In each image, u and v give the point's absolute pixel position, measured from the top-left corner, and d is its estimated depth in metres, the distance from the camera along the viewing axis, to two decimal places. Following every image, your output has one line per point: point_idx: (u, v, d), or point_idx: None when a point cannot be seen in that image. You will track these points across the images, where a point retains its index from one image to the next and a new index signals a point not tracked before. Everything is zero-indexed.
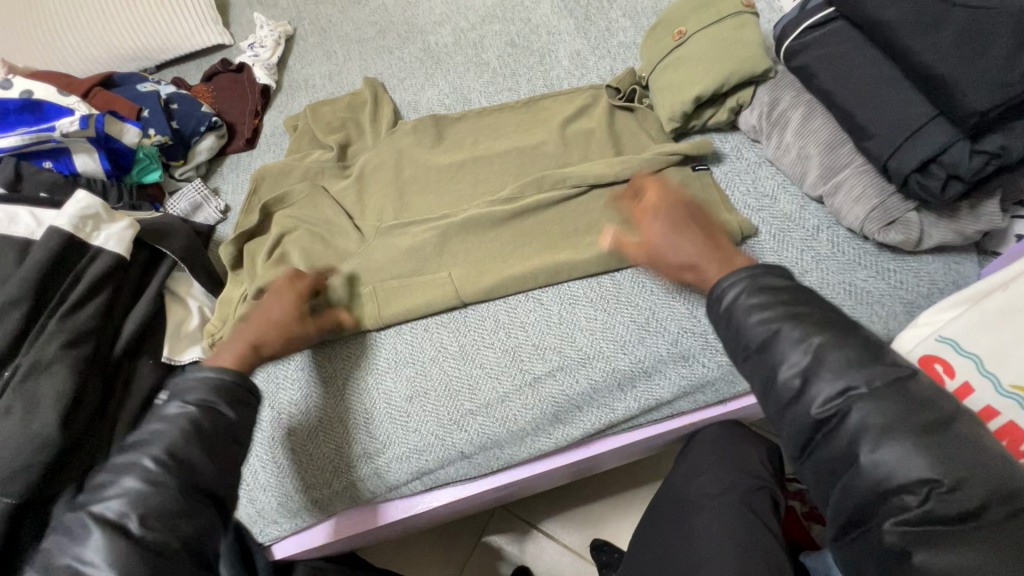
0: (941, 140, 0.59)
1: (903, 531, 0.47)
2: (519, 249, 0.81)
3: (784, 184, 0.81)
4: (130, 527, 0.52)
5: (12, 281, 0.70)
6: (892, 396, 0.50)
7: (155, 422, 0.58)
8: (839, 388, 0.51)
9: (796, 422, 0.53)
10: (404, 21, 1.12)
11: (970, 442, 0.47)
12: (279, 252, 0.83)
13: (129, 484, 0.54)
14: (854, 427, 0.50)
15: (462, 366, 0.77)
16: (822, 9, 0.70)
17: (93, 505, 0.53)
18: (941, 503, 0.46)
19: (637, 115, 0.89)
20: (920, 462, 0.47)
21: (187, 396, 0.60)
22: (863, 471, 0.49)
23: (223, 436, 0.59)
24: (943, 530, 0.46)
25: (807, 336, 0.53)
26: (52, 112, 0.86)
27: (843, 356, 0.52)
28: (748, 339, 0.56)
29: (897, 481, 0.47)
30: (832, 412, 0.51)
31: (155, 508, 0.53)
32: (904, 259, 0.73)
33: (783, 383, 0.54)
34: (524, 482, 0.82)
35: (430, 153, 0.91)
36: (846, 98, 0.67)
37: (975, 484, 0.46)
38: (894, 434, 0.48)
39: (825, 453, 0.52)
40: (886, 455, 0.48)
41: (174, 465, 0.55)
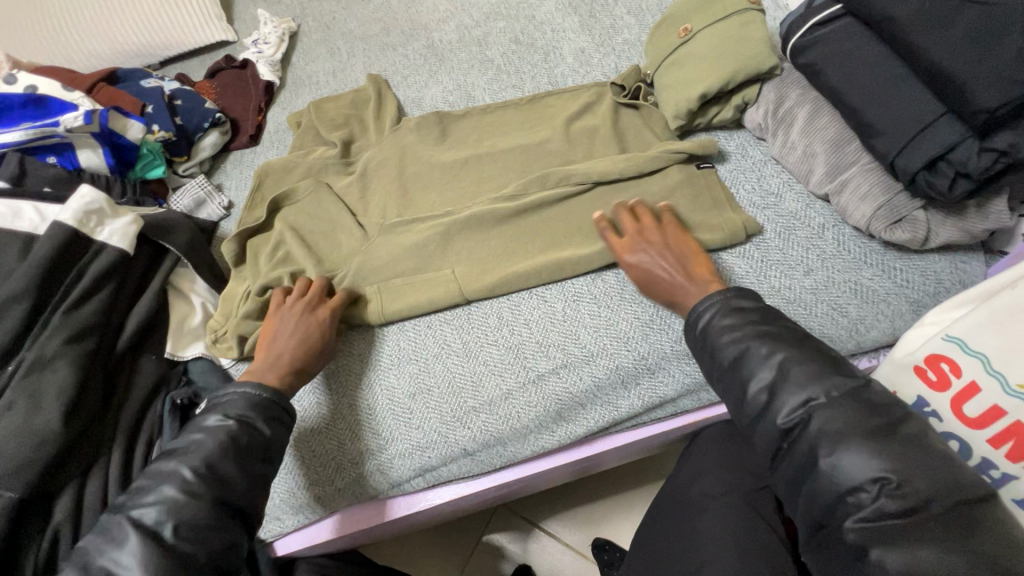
0: (951, 138, 0.59)
1: (862, 530, 0.50)
2: (523, 245, 0.81)
3: (790, 182, 0.81)
4: (166, 535, 0.53)
5: (15, 275, 0.69)
6: (846, 405, 0.54)
7: (193, 434, 0.59)
8: (801, 400, 0.56)
9: (765, 435, 0.58)
10: (408, 17, 1.12)
11: (917, 442, 0.51)
12: (283, 249, 0.83)
13: (169, 494, 0.55)
14: (814, 434, 0.54)
15: (465, 363, 0.77)
16: (829, 7, 0.69)
17: (132, 510, 0.54)
18: (892, 500, 0.50)
19: (642, 114, 0.88)
20: (873, 464, 0.51)
21: (226, 412, 0.61)
22: (822, 476, 0.53)
23: (257, 457, 0.60)
24: (898, 526, 0.49)
25: (773, 352, 0.59)
26: (56, 107, 0.85)
27: (805, 369, 0.57)
28: (722, 358, 0.62)
29: (852, 482, 0.51)
30: (794, 422, 0.56)
31: (190, 519, 0.54)
32: (910, 258, 0.73)
33: (751, 398, 0.59)
34: (527, 481, 0.81)
35: (434, 149, 0.90)
36: (855, 95, 0.67)
37: (922, 482, 0.50)
38: (848, 440, 0.52)
39: (790, 461, 0.56)
40: (844, 460, 0.52)
41: (209, 478, 0.56)
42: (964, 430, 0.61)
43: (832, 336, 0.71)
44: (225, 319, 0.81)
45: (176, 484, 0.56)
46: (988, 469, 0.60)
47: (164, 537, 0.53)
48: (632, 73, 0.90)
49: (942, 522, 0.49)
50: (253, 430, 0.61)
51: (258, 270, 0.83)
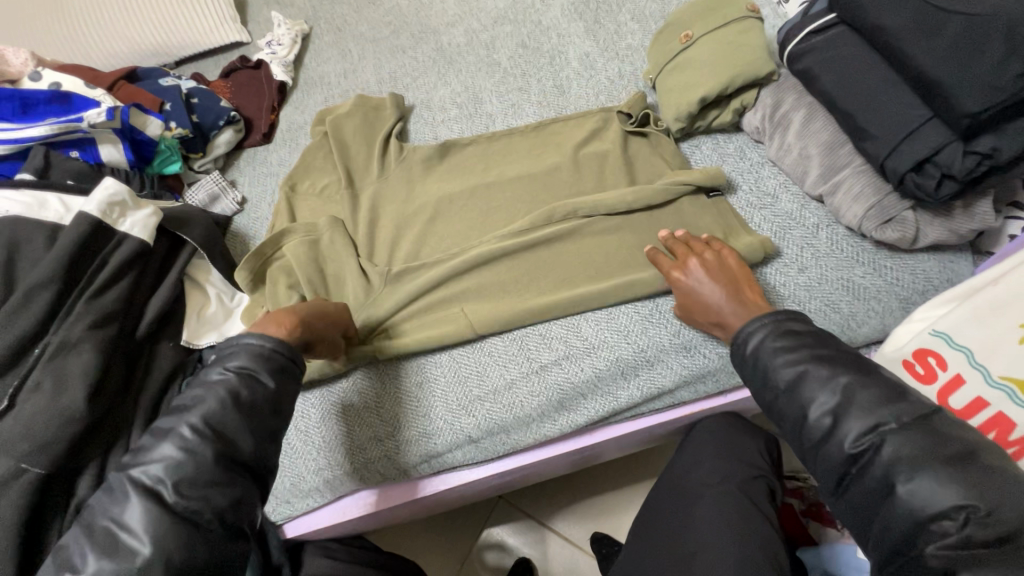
0: (936, 141, 0.62)
1: (948, 559, 0.47)
2: (534, 287, 0.82)
3: (786, 183, 0.84)
4: (164, 494, 0.53)
5: (42, 263, 0.72)
6: (922, 432, 0.52)
7: (195, 388, 0.59)
8: (870, 424, 0.53)
9: (830, 458, 0.56)
10: (418, 21, 1.15)
11: (1000, 472, 0.48)
12: (295, 246, 0.87)
13: (167, 451, 0.54)
14: (887, 461, 0.52)
15: (471, 353, 0.80)
16: (823, 16, 0.73)
17: (133, 468, 0.54)
18: (980, 528, 0.47)
19: (649, 141, 0.91)
20: (951, 489, 0.48)
21: (229, 362, 0.60)
22: (898, 503, 0.50)
23: (264, 409, 0.59)
24: (988, 555, 0.46)
25: (835, 375, 0.57)
26: (79, 104, 0.90)
27: (871, 394, 0.55)
28: (777, 380, 0.60)
29: (931, 508, 0.48)
30: (864, 447, 0.53)
31: (189, 477, 0.53)
32: (900, 258, 0.75)
33: (813, 422, 0.57)
34: (529, 470, 0.84)
35: (442, 183, 0.93)
36: (847, 100, 0.69)
37: (1010, 510, 0.46)
38: (927, 465, 0.50)
39: (860, 487, 0.53)
40: (921, 486, 0.49)
41: (211, 435, 0.55)
42: None
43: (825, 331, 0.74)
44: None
45: (176, 441, 0.55)
46: None
47: (166, 497, 0.52)
48: (638, 102, 0.92)
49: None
50: (257, 381, 0.60)
51: (276, 300, 0.84)
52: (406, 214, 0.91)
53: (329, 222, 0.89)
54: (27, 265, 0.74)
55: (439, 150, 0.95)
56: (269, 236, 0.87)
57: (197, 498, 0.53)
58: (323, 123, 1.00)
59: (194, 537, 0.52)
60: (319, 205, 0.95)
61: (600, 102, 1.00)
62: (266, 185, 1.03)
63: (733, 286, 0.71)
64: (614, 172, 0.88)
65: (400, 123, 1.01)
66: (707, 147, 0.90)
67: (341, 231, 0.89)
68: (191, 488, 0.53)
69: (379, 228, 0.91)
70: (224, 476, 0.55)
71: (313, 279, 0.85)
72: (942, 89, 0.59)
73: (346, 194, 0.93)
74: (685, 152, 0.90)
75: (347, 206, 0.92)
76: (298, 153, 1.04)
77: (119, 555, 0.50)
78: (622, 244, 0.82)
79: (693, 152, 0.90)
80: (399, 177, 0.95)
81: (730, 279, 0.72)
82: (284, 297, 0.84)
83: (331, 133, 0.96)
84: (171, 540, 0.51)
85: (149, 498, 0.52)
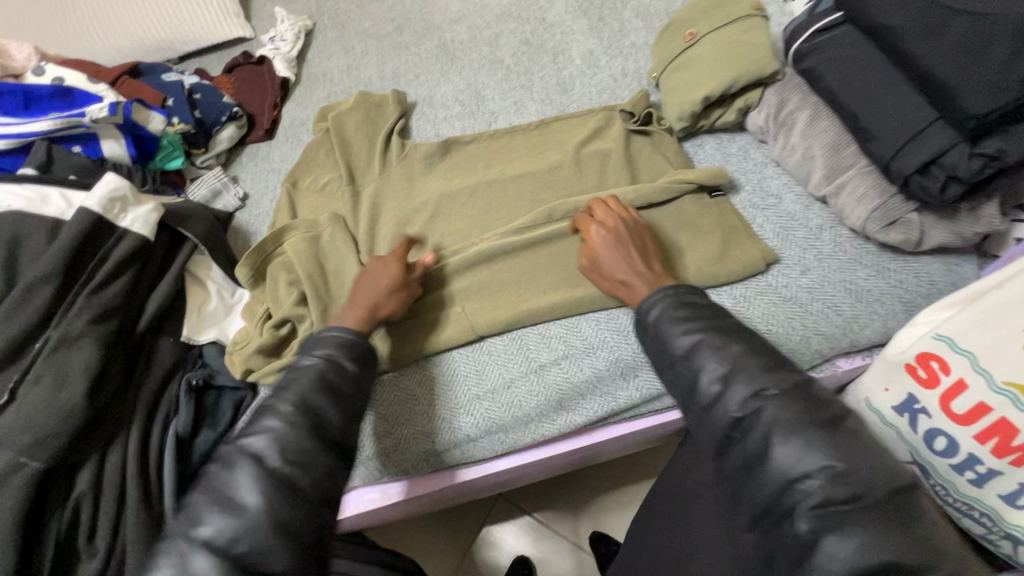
0: (941, 143, 0.61)
1: (817, 517, 0.46)
2: (536, 285, 0.82)
3: (789, 184, 0.83)
4: (267, 463, 0.50)
5: (43, 258, 0.73)
6: (796, 399, 0.52)
7: (285, 373, 0.58)
8: (752, 389, 0.53)
9: (713, 424, 0.55)
10: (421, 17, 1.15)
11: (861, 438, 0.49)
12: (294, 243, 0.86)
13: (270, 423, 0.53)
14: (764, 425, 0.51)
15: (470, 352, 0.80)
16: (829, 14, 0.72)
17: (242, 440, 0.52)
18: (840, 487, 0.46)
19: (653, 139, 0.90)
20: (816, 452, 0.48)
21: (319, 349, 0.61)
22: (772, 465, 0.49)
23: (350, 391, 0.59)
24: (847, 510, 0.45)
25: (728, 345, 0.57)
26: (81, 99, 0.90)
27: (756, 361, 0.55)
28: (674, 347, 0.60)
29: (798, 469, 0.48)
30: (747, 411, 0.52)
31: (293, 445, 0.52)
32: (905, 260, 0.75)
33: (704, 387, 0.56)
34: (527, 469, 0.84)
35: (443, 180, 0.93)
36: (852, 101, 0.69)
37: (874, 477, 0.46)
38: (799, 430, 0.49)
39: (738, 452, 0.52)
40: (794, 449, 0.49)
41: (306, 411, 0.54)
42: (953, 427, 0.63)
43: (826, 333, 0.74)
44: (247, 335, 0.83)
45: (275, 415, 0.54)
46: (974, 464, 0.62)
47: (268, 463, 0.51)
48: (641, 99, 0.92)
49: (880, 508, 0.45)
50: (342, 367, 0.60)
51: (277, 297, 0.85)
52: (407, 212, 0.91)
53: (331, 218, 0.89)
54: (28, 259, 0.74)
55: (441, 147, 0.95)
56: (270, 232, 0.87)
57: (298, 467, 0.51)
58: (326, 120, 1.00)
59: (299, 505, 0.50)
60: (319, 202, 0.95)
61: (603, 100, 0.99)
62: (268, 181, 1.03)
63: (644, 256, 0.72)
64: (616, 168, 0.88)
65: (402, 120, 1.01)
66: (710, 146, 0.89)
67: (342, 228, 0.89)
68: (295, 453, 0.52)
69: (379, 224, 0.91)
70: (318, 448, 0.53)
71: (313, 272, 0.85)
72: (947, 90, 0.59)
73: (348, 191, 0.93)
74: (689, 151, 0.90)
75: (348, 203, 0.92)
76: (300, 149, 1.04)
77: (230, 514, 0.47)
78: None
79: (696, 151, 0.90)
80: (400, 174, 0.94)
81: (642, 249, 0.73)
82: (285, 294, 0.85)
83: (334, 129, 0.96)
84: (277, 510, 0.48)
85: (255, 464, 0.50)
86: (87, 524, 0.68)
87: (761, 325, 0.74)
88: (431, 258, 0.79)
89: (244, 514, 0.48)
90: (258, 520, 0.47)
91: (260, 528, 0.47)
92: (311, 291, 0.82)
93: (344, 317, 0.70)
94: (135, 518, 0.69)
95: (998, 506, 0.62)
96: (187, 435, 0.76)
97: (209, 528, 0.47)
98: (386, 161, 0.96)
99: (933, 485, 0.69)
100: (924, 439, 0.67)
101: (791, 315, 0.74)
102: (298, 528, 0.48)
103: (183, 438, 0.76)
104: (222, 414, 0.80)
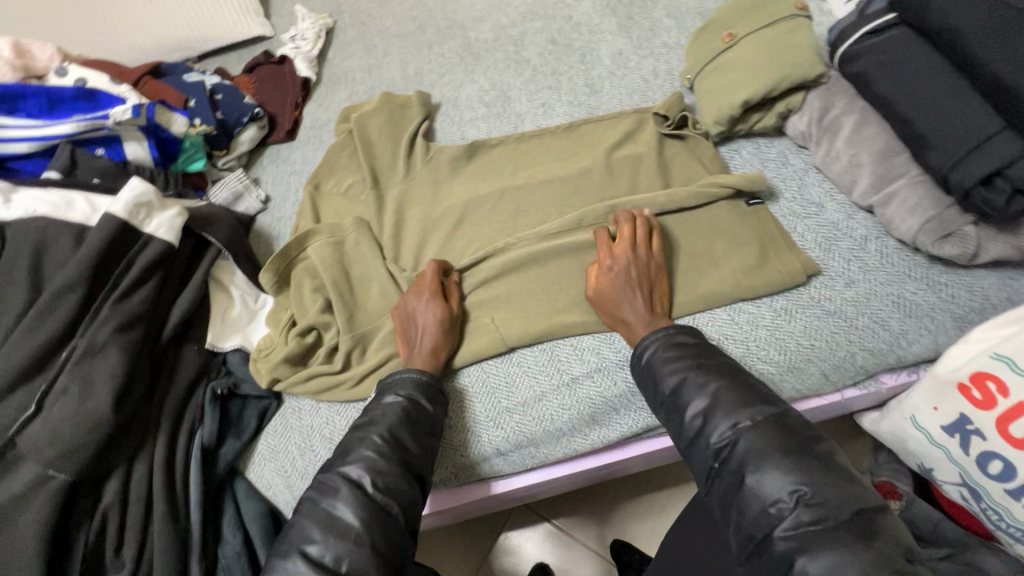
0: (1008, 154, 0.57)
1: (790, 540, 0.51)
2: (566, 295, 0.79)
3: (831, 192, 0.80)
4: (365, 485, 0.62)
5: (69, 264, 0.71)
6: (770, 428, 0.57)
7: (374, 409, 0.69)
8: (730, 423, 0.59)
9: (701, 455, 0.60)
10: (444, 16, 1.12)
11: (828, 462, 0.55)
12: (319, 250, 0.85)
13: (366, 453, 0.64)
14: (741, 454, 0.57)
15: (500, 364, 0.78)
16: (882, 15, 0.69)
17: (341, 466, 0.63)
18: (808, 510, 0.52)
19: (687, 143, 0.87)
20: (783, 479, 0.54)
21: (397, 390, 0.70)
22: (749, 492, 0.55)
23: (429, 429, 0.69)
24: (817, 532, 0.51)
25: (708, 382, 0.63)
26: (105, 101, 0.89)
27: (735, 396, 0.61)
28: (664, 386, 0.66)
29: (772, 494, 0.53)
30: (725, 444, 0.58)
31: (386, 473, 0.63)
32: (956, 273, 0.71)
33: (688, 420, 0.62)
34: (557, 483, 0.82)
35: (468, 183, 0.91)
36: (907, 107, 0.65)
37: (837, 496, 0.52)
38: (769, 459, 0.55)
39: (722, 482, 0.58)
40: (766, 476, 0.54)
41: (392, 446, 0.65)
42: (1009, 451, 0.60)
43: (872, 349, 0.71)
44: (272, 342, 0.82)
45: (370, 446, 0.64)
46: None
47: (367, 487, 0.62)
48: (675, 103, 0.88)
49: (849, 529, 0.50)
50: (421, 407, 0.69)
51: (301, 304, 0.83)
52: (432, 218, 0.89)
53: (355, 223, 0.87)
54: (54, 266, 0.73)
55: (467, 151, 0.92)
56: (294, 236, 0.85)
57: (390, 492, 0.62)
58: (349, 121, 0.98)
59: (388, 524, 0.60)
60: (343, 206, 0.93)
61: (633, 102, 0.96)
62: (290, 183, 1.01)
63: (649, 292, 0.73)
64: (648, 174, 0.85)
65: (426, 121, 0.98)
66: (747, 151, 0.86)
67: (367, 233, 0.87)
68: (387, 481, 0.62)
69: (404, 229, 0.89)
70: (404, 481, 0.63)
71: (338, 279, 0.83)
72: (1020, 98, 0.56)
73: (372, 195, 0.91)
74: (725, 156, 0.87)
75: (373, 207, 0.90)
76: (322, 151, 1.02)
77: (335, 530, 0.58)
78: None
79: (732, 156, 0.86)
80: (425, 178, 0.92)
81: (650, 281, 0.73)
82: (310, 301, 0.83)
83: (358, 131, 0.94)
84: (373, 527, 0.59)
85: (355, 488, 0.61)
86: (114, 535, 0.67)
87: (804, 340, 0.72)
88: (456, 276, 0.81)
89: (350, 528, 0.58)
90: (362, 532, 0.58)
91: (367, 536, 0.58)
92: (336, 297, 0.82)
93: (409, 360, 0.75)
94: (162, 530, 0.68)
95: None
96: (213, 445, 0.76)
97: (318, 543, 0.58)
98: (411, 165, 0.93)
99: (983, 508, 0.67)
100: (977, 461, 0.64)
101: (836, 329, 0.72)
102: (395, 541, 0.60)
103: (208, 448, 0.75)
104: (247, 423, 0.79)
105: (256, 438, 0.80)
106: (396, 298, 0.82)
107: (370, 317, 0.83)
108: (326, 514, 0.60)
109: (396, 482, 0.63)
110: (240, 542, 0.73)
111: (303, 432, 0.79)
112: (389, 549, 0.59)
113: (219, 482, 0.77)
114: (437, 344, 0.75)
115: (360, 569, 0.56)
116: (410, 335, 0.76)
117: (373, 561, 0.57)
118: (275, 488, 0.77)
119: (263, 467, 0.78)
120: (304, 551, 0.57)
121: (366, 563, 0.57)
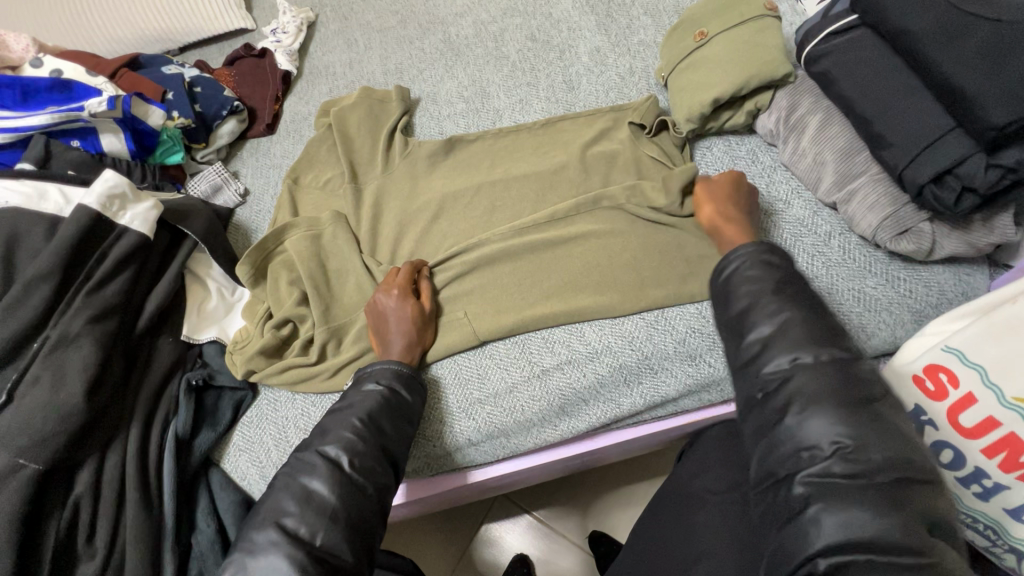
0: (958, 153, 0.60)
1: (809, 485, 0.49)
2: (536, 290, 0.81)
3: (798, 189, 0.81)
4: (343, 462, 0.63)
5: (43, 255, 0.72)
6: (833, 372, 0.52)
7: (353, 394, 0.70)
8: (790, 357, 0.54)
9: (747, 383, 0.56)
10: (426, 11, 1.12)
11: (888, 421, 0.49)
12: (295, 245, 0.85)
13: (344, 435, 0.64)
14: (790, 393, 0.52)
15: (472, 357, 0.80)
16: (844, 17, 0.70)
17: (320, 446, 0.64)
18: (843, 463, 0.48)
19: (660, 142, 0.88)
20: (831, 428, 0.49)
21: (377, 378, 0.71)
22: (784, 432, 0.51)
23: (404, 419, 0.70)
24: (843, 485, 0.47)
25: (781, 308, 0.56)
26: (81, 92, 0.89)
27: (805, 331, 0.54)
28: (732, 305, 0.60)
29: (810, 439, 0.50)
30: (776, 377, 0.54)
31: (364, 454, 0.64)
32: (914, 268, 0.74)
33: (747, 342, 0.57)
34: (530, 473, 0.84)
35: (446, 178, 0.92)
36: (867, 106, 0.68)
37: (879, 451, 0.48)
38: (821, 404, 0.50)
39: (760, 412, 0.54)
40: (809, 421, 0.50)
41: (368, 430, 0.65)
42: (959, 440, 0.61)
43: None
44: (249, 335, 0.83)
45: (348, 428, 0.65)
46: (980, 478, 0.60)
47: (344, 466, 0.62)
48: (650, 107, 0.88)
49: (880, 490, 0.47)
50: (399, 395, 0.70)
51: (277, 297, 0.84)
52: (410, 212, 0.90)
53: (332, 217, 0.88)
54: (26, 256, 0.73)
55: (443, 146, 0.93)
56: (272, 229, 0.86)
57: (366, 473, 0.63)
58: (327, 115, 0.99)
59: (363, 504, 0.61)
60: (322, 200, 0.94)
61: (609, 99, 0.97)
62: (269, 177, 1.01)
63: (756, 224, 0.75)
64: (622, 171, 0.86)
65: (406, 116, 0.99)
66: (718, 149, 0.88)
67: (344, 227, 0.88)
68: (364, 461, 0.63)
69: (382, 224, 0.90)
70: (379, 463, 0.64)
71: (315, 272, 0.84)
72: (968, 100, 0.58)
73: (350, 188, 0.91)
74: (697, 154, 0.88)
75: (350, 200, 0.91)
76: (302, 145, 1.02)
77: (312, 507, 0.59)
78: (627, 249, 0.81)
79: (704, 154, 0.88)
80: (402, 173, 0.93)
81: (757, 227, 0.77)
82: (286, 293, 0.84)
83: (336, 124, 0.95)
84: (349, 505, 0.60)
85: (332, 467, 0.62)
86: (86, 523, 0.68)
87: None
88: (420, 266, 0.83)
89: (326, 504, 0.59)
90: (337, 507, 0.59)
91: (343, 512, 0.59)
92: (311, 289, 0.82)
93: (392, 346, 0.75)
94: (134, 518, 0.69)
95: (1004, 521, 0.60)
96: (187, 435, 0.76)
97: (294, 516, 0.59)
98: (389, 161, 0.94)
99: None
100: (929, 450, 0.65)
101: None
102: (366, 521, 0.61)
103: (182, 438, 0.76)
104: (222, 415, 0.80)
105: (231, 429, 0.81)
106: (372, 291, 0.83)
107: (346, 309, 0.84)
108: (302, 489, 0.60)
109: (370, 462, 0.64)
110: (213, 530, 0.75)
111: (279, 423, 0.80)
112: (360, 525, 0.60)
113: (194, 472, 0.77)
114: (421, 334, 0.77)
115: (332, 545, 0.57)
116: (395, 321, 0.76)
117: (340, 539, 0.58)
118: (248, 475, 0.78)
119: (237, 458, 0.79)
120: (279, 524, 0.58)
121: (336, 538, 0.58)
